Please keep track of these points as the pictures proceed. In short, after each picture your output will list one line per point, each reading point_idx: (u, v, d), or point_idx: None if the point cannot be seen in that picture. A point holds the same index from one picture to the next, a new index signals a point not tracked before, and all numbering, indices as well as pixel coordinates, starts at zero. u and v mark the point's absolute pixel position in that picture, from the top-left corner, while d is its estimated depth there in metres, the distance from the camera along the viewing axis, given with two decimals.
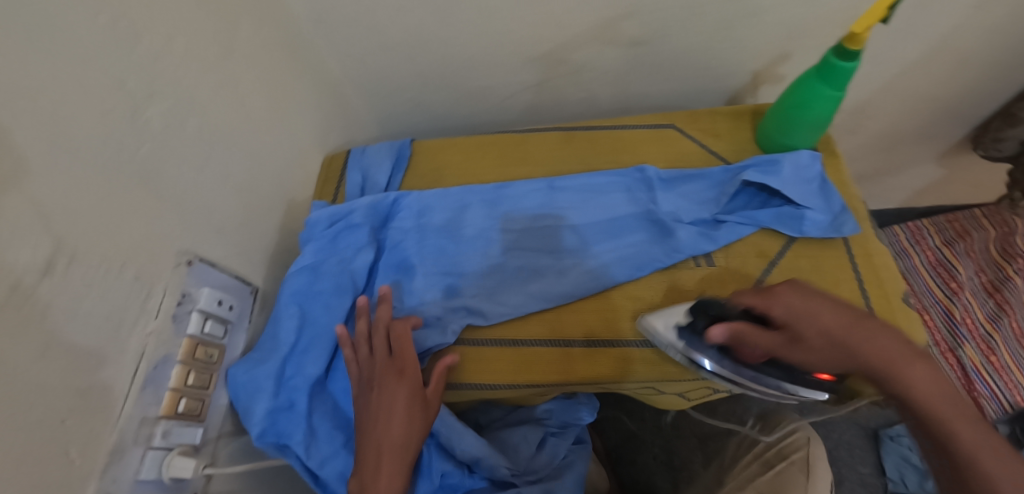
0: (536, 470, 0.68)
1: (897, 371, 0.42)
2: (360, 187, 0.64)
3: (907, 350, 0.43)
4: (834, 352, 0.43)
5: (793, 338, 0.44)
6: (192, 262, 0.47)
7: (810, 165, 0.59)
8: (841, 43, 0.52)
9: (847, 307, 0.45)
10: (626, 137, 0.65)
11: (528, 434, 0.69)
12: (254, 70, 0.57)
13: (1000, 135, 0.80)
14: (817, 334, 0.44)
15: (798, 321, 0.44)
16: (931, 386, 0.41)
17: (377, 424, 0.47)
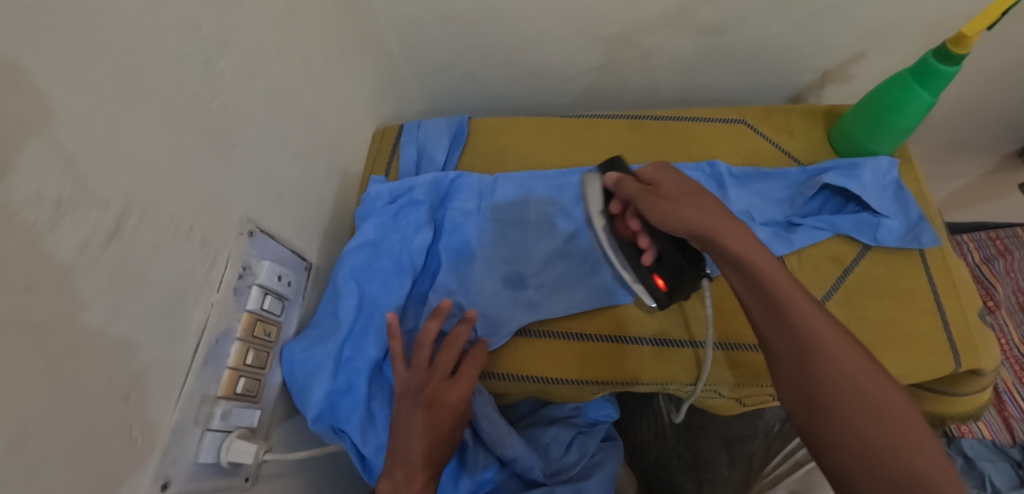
0: (567, 469, 0.61)
1: (743, 248, 0.39)
2: (416, 163, 0.62)
3: (739, 229, 0.41)
4: (695, 214, 0.41)
5: (659, 192, 0.44)
6: (253, 232, 0.44)
7: (888, 171, 0.57)
8: (945, 44, 0.49)
9: (692, 185, 0.45)
10: (695, 129, 0.63)
11: (558, 432, 0.63)
12: (318, 30, 0.54)
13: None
14: (682, 199, 0.43)
15: (671, 183, 0.44)
16: (762, 262, 0.39)
17: (426, 421, 0.44)
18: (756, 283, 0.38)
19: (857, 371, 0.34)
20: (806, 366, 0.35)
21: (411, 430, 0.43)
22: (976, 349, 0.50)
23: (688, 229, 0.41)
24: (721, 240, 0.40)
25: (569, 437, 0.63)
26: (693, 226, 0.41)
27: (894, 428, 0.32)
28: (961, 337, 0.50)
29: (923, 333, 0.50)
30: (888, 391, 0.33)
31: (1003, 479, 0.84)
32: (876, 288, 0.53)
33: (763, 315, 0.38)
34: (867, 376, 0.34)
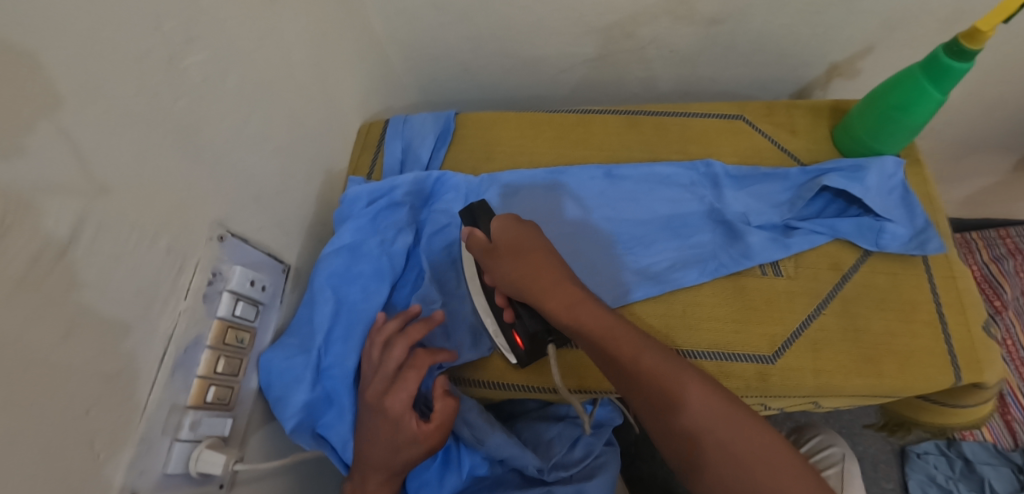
0: (570, 466, 0.57)
1: (568, 307, 0.38)
2: (400, 160, 0.60)
3: (565, 288, 0.40)
4: (523, 276, 0.41)
5: (497, 253, 0.44)
6: (224, 236, 0.42)
7: (894, 172, 0.54)
8: (957, 39, 0.46)
9: (538, 239, 0.44)
10: (694, 126, 0.60)
11: (563, 430, 0.59)
12: (299, 21, 0.51)
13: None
14: (512, 257, 0.42)
15: (510, 237, 0.44)
16: (597, 328, 0.37)
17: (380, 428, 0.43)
18: (604, 354, 0.36)
19: (714, 421, 0.31)
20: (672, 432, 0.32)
21: (370, 438, 0.43)
22: (979, 364, 0.49)
23: (525, 295, 0.41)
24: (545, 306, 0.40)
25: (574, 436, 0.59)
26: (526, 293, 0.41)
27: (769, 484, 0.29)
28: (962, 351, 0.49)
29: (923, 347, 0.49)
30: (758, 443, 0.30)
31: (1002, 483, 0.84)
32: (880, 299, 0.51)
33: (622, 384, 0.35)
34: (735, 429, 0.31)
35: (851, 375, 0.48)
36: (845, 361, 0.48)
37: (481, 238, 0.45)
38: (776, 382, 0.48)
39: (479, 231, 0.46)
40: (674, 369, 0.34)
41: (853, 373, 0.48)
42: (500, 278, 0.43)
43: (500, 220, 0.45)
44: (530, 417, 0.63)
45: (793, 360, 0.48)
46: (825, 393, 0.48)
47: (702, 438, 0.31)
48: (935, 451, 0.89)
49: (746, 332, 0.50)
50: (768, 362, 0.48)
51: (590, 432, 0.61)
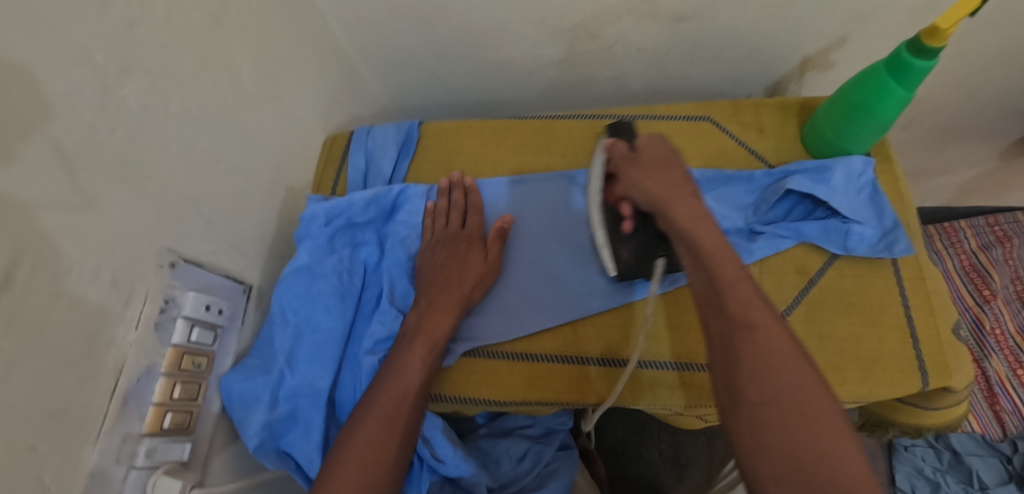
0: (517, 480, 0.61)
1: (723, 266, 0.37)
2: (363, 173, 0.59)
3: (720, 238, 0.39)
4: (659, 184, 0.43)
5: (636, 161, 0.46)
6: (176, 262, 0.42)
7: (863, 171, 0.53)
8: (919, 35, 0.44)
9: (680, 165, 0.46)
10: (659, 128, 0.59)
11: (509, 445, 0.62)
12: (248, 38, 0.51)
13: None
14: (661, 170, 0.44)
15: (651, 151, 0.46)
16: (769, 325, 0.34)
17: (393, 404, 0.43)
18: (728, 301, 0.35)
19: (794, 393, 0.31)
20: (809, 493, 0.27)
21: (359, 439, 0.42)
22: (948, 368, 0.48)
23: (657, 203, 0.42)
24: (699, 249, 0.39)
25: (522, 450, 0.63)
26: (692, 243, 0.39)
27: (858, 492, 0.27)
28: (931, 355, 0.49)
29: (890, 352, 0.49)
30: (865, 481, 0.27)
31: (990, 474, 0.84)
32: (847, 304, 0.50)
33: (760, 397, 0.31)
34: (819, 418, 0.29)
35: None
36: None
37: (623, 148, 0.48)
38: None
39: (618, 142, 0.49)
40: (848, 439, 0.29)
41: None
42: (636, 181, 0.45)
43: (660, 139, 0.47)
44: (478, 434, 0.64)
45: None
46: None
47: (821, 429, 0.29)
48: (924, 443, 0.89)
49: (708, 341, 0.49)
50: None
51: (537, 442, 0.64)
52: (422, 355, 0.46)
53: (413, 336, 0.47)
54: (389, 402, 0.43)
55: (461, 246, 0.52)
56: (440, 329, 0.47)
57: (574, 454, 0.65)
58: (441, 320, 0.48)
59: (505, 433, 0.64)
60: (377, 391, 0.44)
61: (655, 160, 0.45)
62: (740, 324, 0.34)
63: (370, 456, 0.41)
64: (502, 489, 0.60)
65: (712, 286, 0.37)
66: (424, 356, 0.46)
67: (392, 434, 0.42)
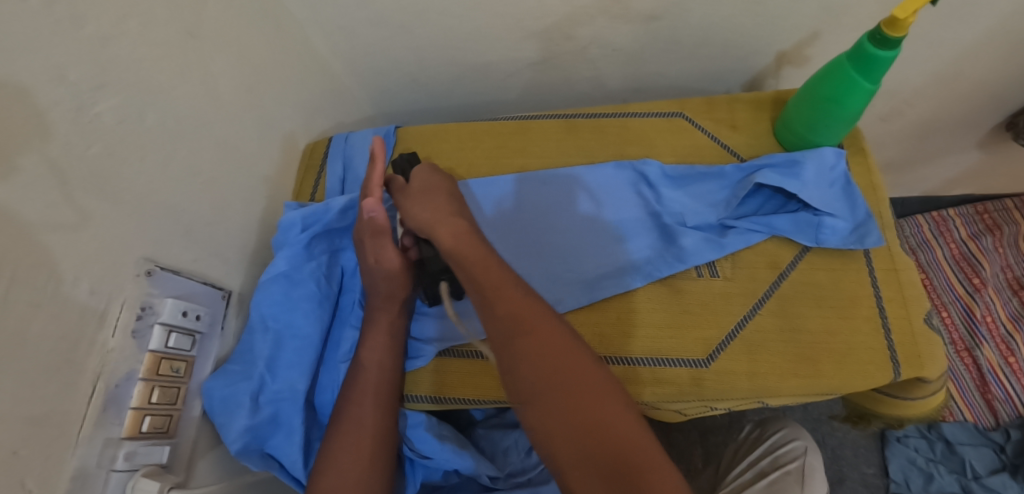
0: (526, 471, 0.60)
1: (495, 281, 0.41)
2: (341, 179, 0.60)
3: (489, 255, 0.44)
4: (426, 211, 0.47)
5: (405, 193, 0.50)
6: (153, 271, 0.43)
7: (835, 163, 0.54)
8: (880, 27, 0.44)
9: (448, 189, 0.50)
10: (633, 126, 0.60)
11: (519, 437, 0.61)
12: (225, 50, 0.51)
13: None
14: (419, 199, 0.49)
15: (420, 181, 0.50)
16: (542, 326, 0.39)
17: (371, 407, 0.46)
18: (505, 313, 0.40)
19: (573, 385, 0.36)
20: (600, 469, 0.32)
21: (339, 450, 0.44)
22: (920, 358, 0.49)
23: (426, 228, 0.46)
24: (465, 269, 0.43)
25: (531, 441, 0.61)
26: (458, 265, 0.44)
27: (636, 452, 0.33)
28: (904, 347, 0.49)
29: (862, 344, 0.49)
30: (640, 439, 0.34)
31: (982, 462, 0.84)
32: (820, 296, 0.51)
33: (547, 398, 0.36)
34: (595, 398, 0.35)
35: (787, 376, 0.48)
36: (780, 362, 0.48)
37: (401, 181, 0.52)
38: (710, 386, 0.48)
39: (398, 176, 0.52)
40: (615, 398, 0.36)
41: (790, 374, 0.48)
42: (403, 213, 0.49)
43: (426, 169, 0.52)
44: (483, 425, 0.64)
45: (728, 363, 0.48)
46: (762, 395, 0.48)
47: (602, 407, 0.35)
48: (916, 434, 0.89)
49: (681, 336, 0.50)
50: (702, 367, 0.48)
51: None
52: (376, 362, 0.48)
53: (365, 344, 0.48)
54: (365, 406, 0.46)
55: (383, 246, 0.48)
56: (380, 337, 0.49)
57: None
58: (382, 327, 0.49)
59: (512, 425, 0.63)
60: (351, 397, 0.46)
61: (418, 188, 0.50)
62: (517, 333, 0.38)
63: (353, 464, 0.43)
64: (508, 478, 0.59)
65: (487, 302, 0.41)
66: (379, 360, 0.48)
67: (370, 437, 0.45)
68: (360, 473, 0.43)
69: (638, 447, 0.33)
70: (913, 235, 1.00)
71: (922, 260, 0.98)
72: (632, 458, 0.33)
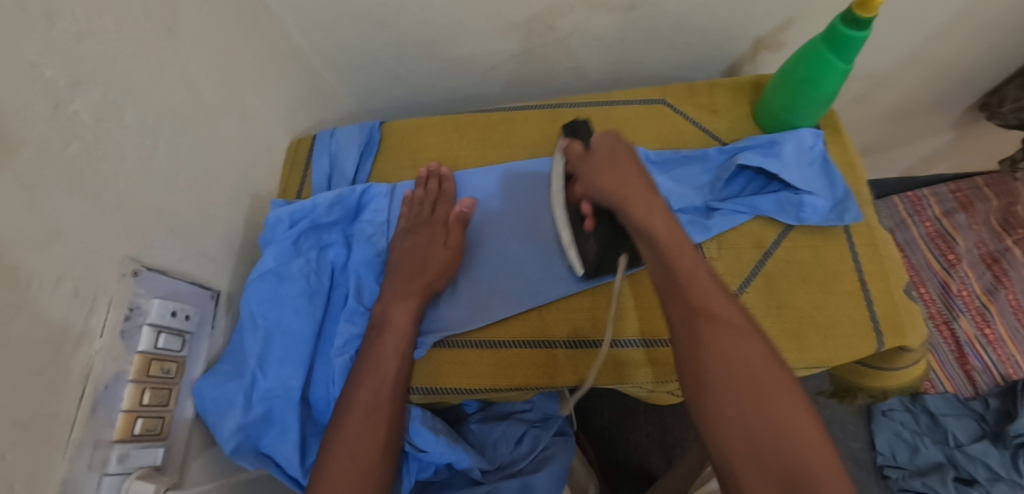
0: (516, 462, 0.61)
1: (682, 262, 0.38)
2: (327, 177, 0.59)
3: (682, 239, 0.40)
4: (613, 182, 0.43)
5: (590, 156, 0.46)
6: (139, 271, 0.42)
7: (814, 144, 0.55)
8: (851, 8, 0.46)
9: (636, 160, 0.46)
10: (617, 114, 0.60)
11: (506, 429, 0.63)
12: (204, 46, 0.51)
13: (1017, 102, 0.75)
14: (612, 168, 0.44)
15: (607, 145, 0.47)
16: (726, 315, 0.35)
17: (374, 396, 0.45)
18: (687, 296, 0.36)
19: (751, 377, 0.32)
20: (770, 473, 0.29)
21: (345, 435, 0.43)
22: (902, 328, 0.50)
23: (604, 194, 0.43)
24: (653, 241, 0.39)
25: (519, 432, 0.63)
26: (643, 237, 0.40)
27: (813, 461, 0.28)
28: (885, 318, 0.50)
29: (847, 317, 0.50)
30: (820, 451, 0.29)
31: (963, 431, 0.88)
32: (804, 274, 0.52)
33: (724, 388, 0.32)
34: (778, 397, 0.31)
35: None
36: (767, 339, 0.50)
37: (579, 148, 0.49)
38: None
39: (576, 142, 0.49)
40: (798, 406, 0.31)
41: (776, 350, 0.49)
42: (587, 173, 0.45)
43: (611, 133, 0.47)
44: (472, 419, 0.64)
45: None
46: None
47: (782, 408, 0.30)
48: (900, 407, 0.93)
49: None
50: None
51: (535, 426, 0.65)
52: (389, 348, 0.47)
53: (383, 329, 0.48)
54: (372, 392, 0.45)
55: (436, 232, 0.53)
56: (402, 318, 0.49)
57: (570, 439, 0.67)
58: (406, 310, 0.49)
59: (502, 417, 0.65)
60: (355, 385, 0.46)
61: (610, 151, 0.46)
62: (698, 317, 0.35)
63: (360, 450, 0.42)
64: (499, 471, 0.61)
65: (668, 280, 0.38)
66: (397, 346, 0.48)
67: (377, 424, 0.44)
68: (371, 460, 0.43)
69: (815, 454, 0.29)
70: (890, 216, 1.03)
71: (898, 239, 1.02)
72: (808, 467, 0.28)
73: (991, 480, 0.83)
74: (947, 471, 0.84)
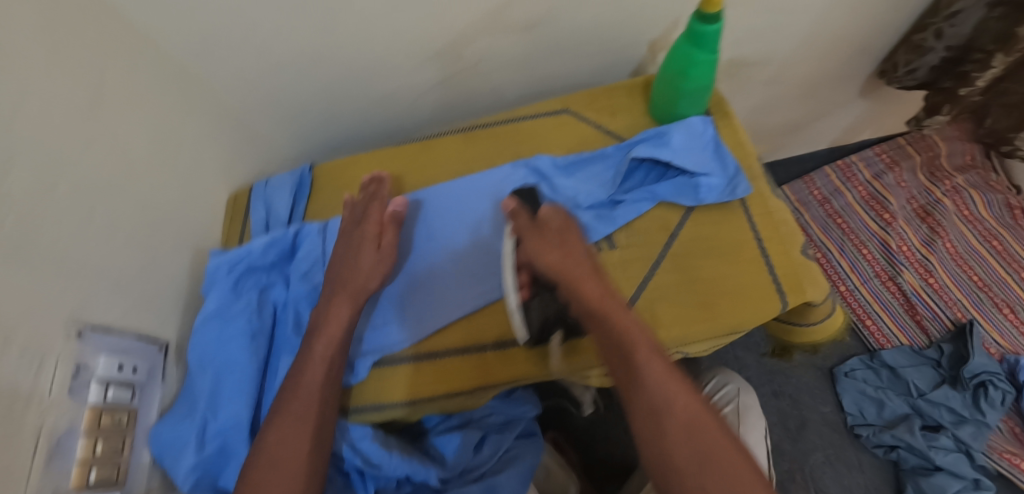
0: (478, 467, 0.64)
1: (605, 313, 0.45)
2: (265, 222, 0.63)
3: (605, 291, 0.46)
4: (543, 257, 0.48)
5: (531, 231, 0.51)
6: (83, 331, 0.45)
7: (703, 130, 0.60)
8: (700, 7, 0.51)
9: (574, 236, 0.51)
10: (525, 127, 0.65)
11: (467, 437, 0.64)
12: (133, 115, 0.54)
13: (909, 65, 0.80)
14: (554, 246, 0.49)
15: (550, 219, 0.51)
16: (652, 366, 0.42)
17: (308, 403, 0.48)
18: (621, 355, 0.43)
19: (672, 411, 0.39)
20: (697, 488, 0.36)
21: (273, 444, 0.45)
22: (803, 285, 0.54)
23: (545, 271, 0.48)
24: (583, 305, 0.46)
25: (478, 438, 0.65)
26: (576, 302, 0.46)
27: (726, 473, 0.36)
28: (786, 277, 0.54)
29: (752, 282, 0.54)
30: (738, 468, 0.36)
31: (924, 380, 0.91)
32: (708, 248, 0.56)
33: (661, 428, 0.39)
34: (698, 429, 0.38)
35: (688, 324, 0.53)
36: (679, 313, 0.53)
37: (522, 219, 0.52)
38: None
39: (519, 212, 0.52)
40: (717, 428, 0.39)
41: (688, 323, 0.53)
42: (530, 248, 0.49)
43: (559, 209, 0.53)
44: (433, 431, 0.66)
45: None
46: (673, 345, 0.52)
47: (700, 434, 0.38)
48: (861, 366, 0.95)
49: None
50: None
51: (497, 430, 0.68)
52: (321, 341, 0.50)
53: (318, 335, 0.51)
54: (302, 399, 0.48)
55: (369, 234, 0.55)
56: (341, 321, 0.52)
57: (532, 440, 0.70)
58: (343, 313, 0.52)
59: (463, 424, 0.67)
60: (287, 391, 0.48)
61: (531, 230, 0.51)
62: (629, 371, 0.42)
63: (287, 458, 0.45)
64: (462, 476, 0.63)
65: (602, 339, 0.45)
66: (327, 353, 0.50)
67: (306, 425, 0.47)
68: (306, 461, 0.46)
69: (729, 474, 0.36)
70: (825, 185, 1.08)
71: (836, 206, 1.05)
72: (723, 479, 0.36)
73: (956, 423, 0.86)
74: (914, 421, 0.87)
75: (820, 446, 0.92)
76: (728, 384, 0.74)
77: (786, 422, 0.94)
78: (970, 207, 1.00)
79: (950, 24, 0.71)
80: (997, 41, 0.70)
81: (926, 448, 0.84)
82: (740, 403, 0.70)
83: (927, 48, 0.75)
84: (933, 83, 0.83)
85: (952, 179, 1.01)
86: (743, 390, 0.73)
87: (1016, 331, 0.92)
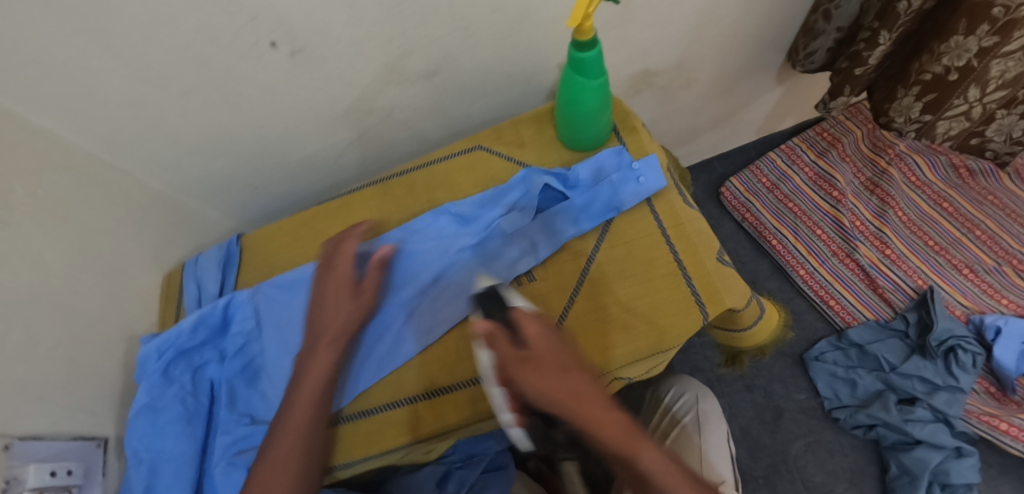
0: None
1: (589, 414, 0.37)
2: (198, 298, 0.64)
3: (594, 396, 0.38)
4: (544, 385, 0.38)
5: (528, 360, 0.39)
6: (10, 444, 0.45)
7: (618, 160, 0.61)
8: (574, 36, 0.52)
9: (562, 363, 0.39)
10: (438, 172, 0.67)
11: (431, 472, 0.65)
12: (49, 221, 0.56)
13: (807, 49, 0.83)
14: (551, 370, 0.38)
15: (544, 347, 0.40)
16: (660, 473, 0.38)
17: (284, 475, 0.47)
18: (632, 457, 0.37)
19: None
20: None
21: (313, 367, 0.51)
22: (719, 293, 0.54)
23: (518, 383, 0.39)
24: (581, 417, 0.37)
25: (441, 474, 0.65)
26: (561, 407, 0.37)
27: None
28: (703, 288, 0.55)
29: (668, 297, 0.55)
30: None
31: (893, 353, 0.90)
32: (624, 269, 0.57)
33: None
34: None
35: (609, 350, 0.53)
36: (601, 340, 0.54)
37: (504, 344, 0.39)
38: None
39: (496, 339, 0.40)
40: None
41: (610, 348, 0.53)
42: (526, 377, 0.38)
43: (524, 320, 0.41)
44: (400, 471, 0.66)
45: None
46: (600, 373, 0.53)
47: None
48: (830, 348, 0.95)
49: None
50: None
51: (459, 467, 0.67)
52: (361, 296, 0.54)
53: (293, 403, 0.50)
54: (312, 394, 0.50)
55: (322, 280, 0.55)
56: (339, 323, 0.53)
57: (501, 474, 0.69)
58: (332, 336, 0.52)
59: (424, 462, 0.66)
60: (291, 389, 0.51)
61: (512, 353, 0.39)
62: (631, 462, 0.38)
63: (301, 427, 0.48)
64: None
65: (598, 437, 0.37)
66: (307, 417, 0.49)
67: (309, 439, 0.49)
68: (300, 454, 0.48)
69: None
70: (770, 170, 1.10)
71: (785, 190, 1.08)
72: None
73: (930, 393, 0.84)
74: (888, 396, 0.85)
75: (800, 434, 0.92)
76: (687, 391, 0.75)
77: (761, 415, 0.94)
78: (917, 172, 1.01)
79: (834, 6, 0.75)
80: (879, 18, 0.74)
81: (903, 422, 0.83)
82: (700, 410, 0.69)
83: (819, 31, 0.79)
84: (831, 65, 0.88)
85: (895, 146, 1.02)
86: (702, 396, 0.72)
87: (980, 291, 0.92)
